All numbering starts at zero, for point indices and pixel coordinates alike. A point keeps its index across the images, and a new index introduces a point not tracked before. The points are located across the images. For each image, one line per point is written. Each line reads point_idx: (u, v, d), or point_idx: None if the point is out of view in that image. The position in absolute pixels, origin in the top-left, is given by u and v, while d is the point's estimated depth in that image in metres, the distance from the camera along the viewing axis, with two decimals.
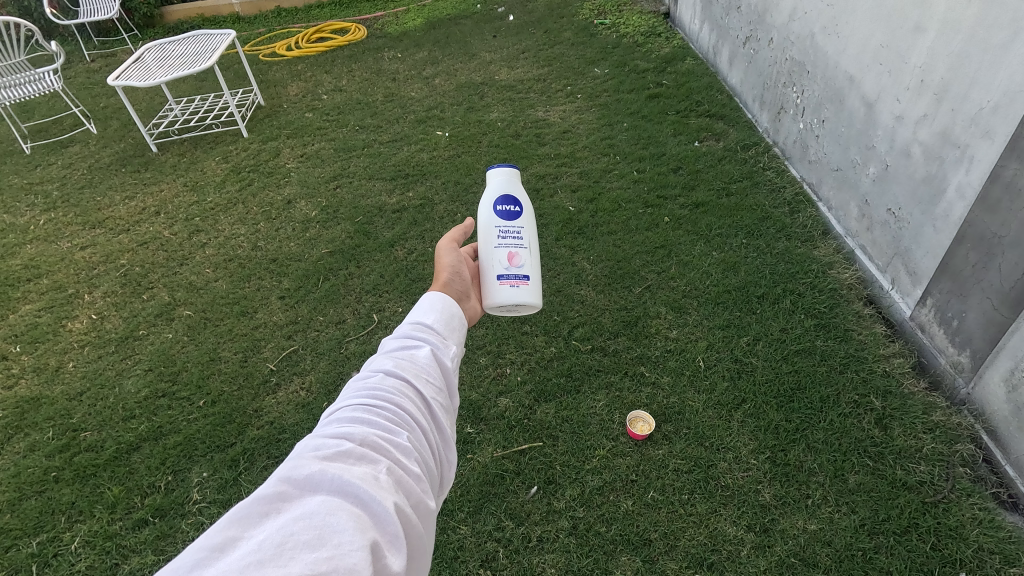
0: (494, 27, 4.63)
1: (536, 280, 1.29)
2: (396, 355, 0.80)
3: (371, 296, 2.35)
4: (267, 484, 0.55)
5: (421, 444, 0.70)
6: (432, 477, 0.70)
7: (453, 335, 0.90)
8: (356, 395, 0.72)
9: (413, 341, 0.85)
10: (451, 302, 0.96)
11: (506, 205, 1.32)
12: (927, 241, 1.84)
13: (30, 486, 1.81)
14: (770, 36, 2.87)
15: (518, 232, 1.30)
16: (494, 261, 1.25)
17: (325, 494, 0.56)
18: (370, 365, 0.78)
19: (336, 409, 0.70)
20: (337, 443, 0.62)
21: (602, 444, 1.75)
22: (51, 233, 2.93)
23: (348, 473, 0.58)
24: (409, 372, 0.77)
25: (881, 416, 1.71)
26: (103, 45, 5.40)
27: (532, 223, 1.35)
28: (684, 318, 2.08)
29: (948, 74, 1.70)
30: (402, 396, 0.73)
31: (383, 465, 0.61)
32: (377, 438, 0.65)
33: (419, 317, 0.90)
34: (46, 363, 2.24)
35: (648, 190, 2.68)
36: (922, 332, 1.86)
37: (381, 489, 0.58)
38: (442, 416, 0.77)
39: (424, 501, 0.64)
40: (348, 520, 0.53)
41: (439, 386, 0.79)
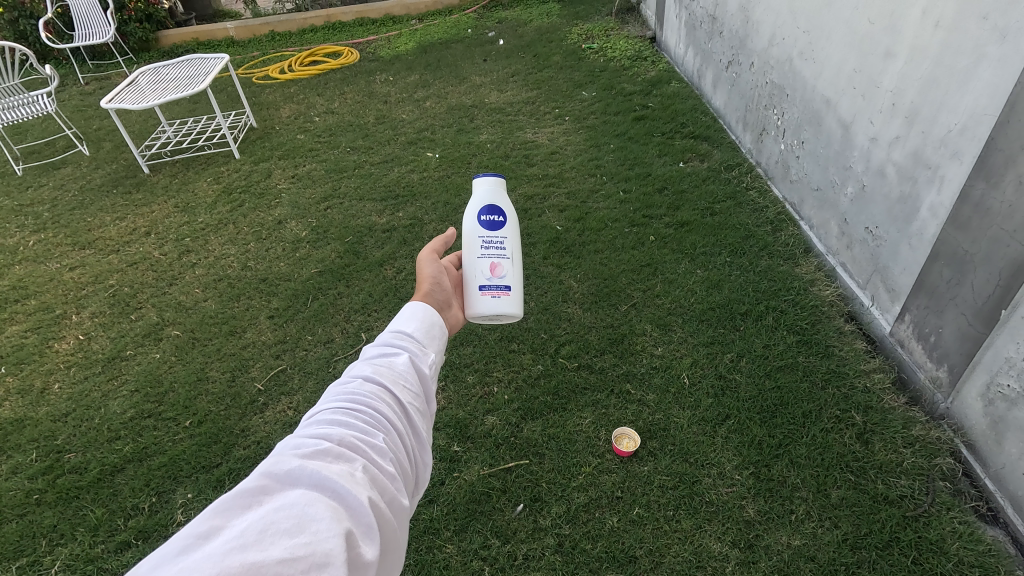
0: (484, 52, 4.73)
1: (517, 290, 1.32)
2: (375, 362, 0.82)
3: (360, 316, 2.36)
4: (248, 477, 0.56)
5: (396, 446, 0.72)
6: (406, 478, 0.72)
7: (432, 344, 0.92)
8: (335, 399, 0.73)
9: (392, 348, 0.86)
10: (432, 311, 0.98)
11: (491, 215, 1.34)
12: (904, 257, 1.89)
13: (11, 509, 1.80)
14: (751, 61, 2.96)
15: (501, 243, 1.32)
16: (477, 271, 1.28)
17: (304, 488, 0.57)
18: (350, 370, 0.80)
19: (314, 413, 0.71)
20: (316, 442, 0.63)
21: (588, 462, 1.76)
22: (40, 254, 2.94)
23: (327, 469, 0.59)
24: (387, 378, 0.78)
25: (862, 431, 1.74)
26: (97, 68, 5.46)
27: (515, 233, 1.37)
28: (669, 335, 2.11)
29: (917, 97, 1.76)
30: (379, 400, 0.74)
31: (360, 463, 0.63)
32: (355, 438, 0.66)
33: (398, 326, 0.92)
34: (31, 384, 2.23)
35: (634, 209, 2.73)
36: (902, 347, 1.90)
37: (357, 484, 0.60)
38: (418, 420, 0.79)
39: (398, 499, 0.66)
40: (326, 511, 0.55)
41: (417, 392, 0.80)
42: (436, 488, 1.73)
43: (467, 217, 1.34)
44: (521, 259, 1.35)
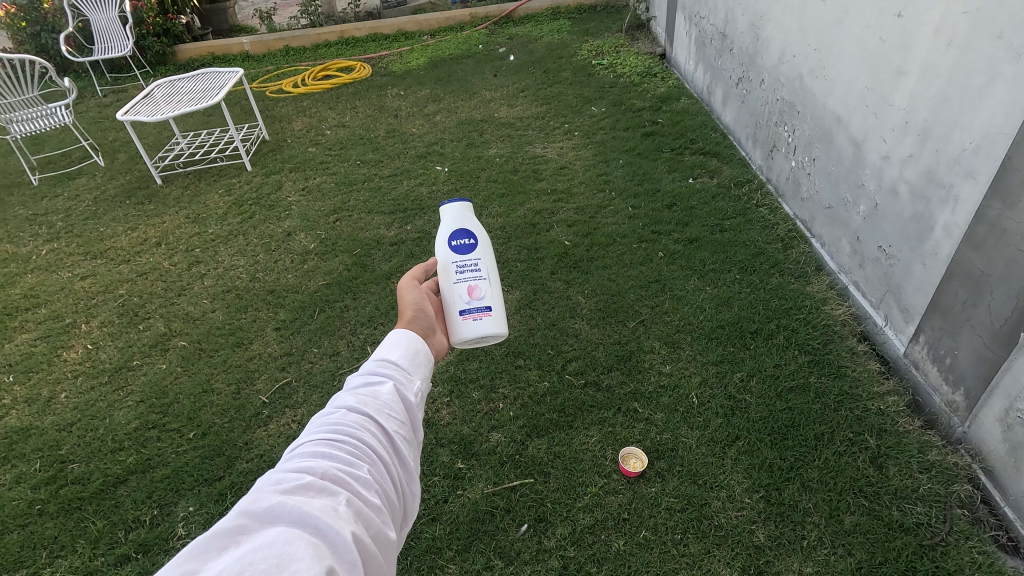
0: (494, 67, 4.77)
1: (499, 311, 1.30)
2: (359, 391, 0.81)
3: (366, 329, 2.36)
4: (225, 517, 0.55)
5: (382, 477, 0.71)
6: (392, 510, 0.70)
7: (419, 371, 0.91)
8: (318, 430, 0.72)
9: (376, 376, 0.85)
10: (417, 337, 0.97)
11: (461, 238, 1.33)
12: (917, 278, 1.85)
13: (14, 519, 1.79)
14: (761, 77, 2.95)
15: (475, 265, 1.31)
16: (455, 297, 1.27)
17: (284, 525, 0.55)
18: (333, 401, 0.78)
19: (297, 445, 0.70)
20: (296, 478, 0.61)
21: (594, 481, 1.72)
22: (52, 263, 2.97)
23: (308, 505, 0.58)
24: (371, 408, 0.77)
25: (876, 454, 1.70)
26: (115, 81, 5.57)
27: (489, 252, 1.35)
28: (678, 353, 2.08)
29: (930, 115, 1.74)
30: (364, 431, 0.73)
31: (342, 497, 0.61)
32: (337, 472, 0.65)
33: (383, 354, 0.91)
34: (38, 393, 2.23)
35: (642, 225, 2.72)
36: (917, 369, 1.86)
37: (340, 519, 0.58)
38: (405, 449, 0.77)
39: (383, 533, 0.64)
40: (306, 549, 0.53)
41: (402, 420, 0.79)
42: (439, 506, 1.71)
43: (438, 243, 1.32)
44: (499, 277, 1.34)
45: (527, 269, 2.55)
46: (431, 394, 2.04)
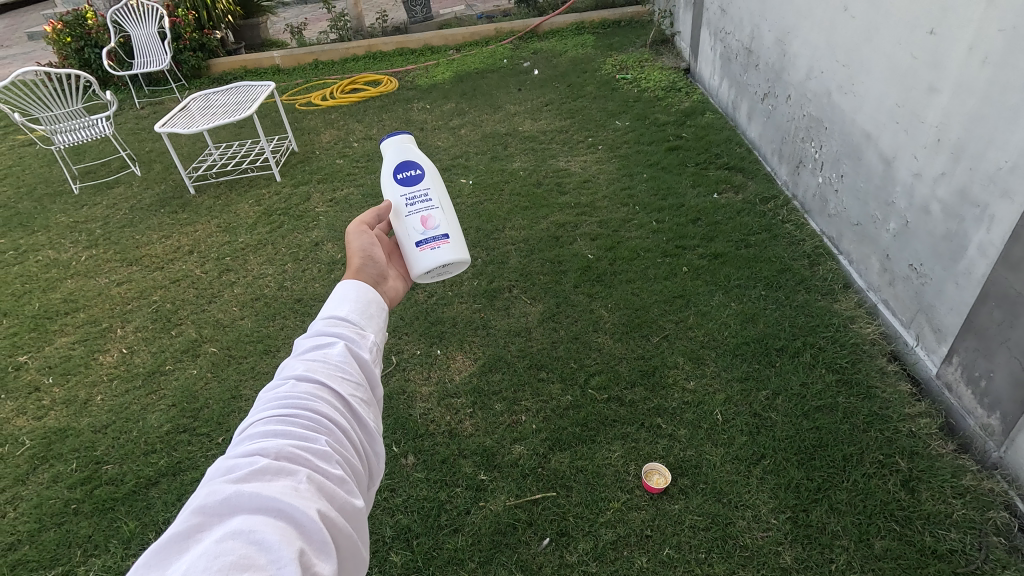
0: (519, 81, 4.83)
1: (455, 238, 1.34)
2: (309, 355, 0.79)
3: (391, 338, 2.39)
4: (178, 519, 0.54)
5: (342, 444, 0.71)
6: (356, 476, 0.71)
7: (372, 322, 0.90)
8: (267, 407, 0.70)
9: (325, 335, 0.83)
10: (368, 286, 0.95)
11: (405, 169, 1.36)
12: (950, 297, 1.82)
13: (51, 517, 1.85)
14: (788, 93, 2.94)
15: (425, 194, 1.34)
16: (410, 229, 1.30)
17: (243, 514, 0.55)
18: (282, 370, 0.76)
19: (248, 425, 0.69)
20: (248, 464, 0.61)
21: (616, 497, 1.72)
22: (90, 270, 3.07)
23: (266, 490, 0.57)
24: (324, 372, 0.76)
25: (908, 478, 1.66)
26: (152, 94, 5.77)
27: (438, 183, 1.38)
28: (702, 369, 2.06)
29: (963, 133, 1.72)
30: (318, 399, 0.72)
31: (301, 474, 0.61)
32: (293, 448, 0.64)
33: (332, 308, 0.89)
34: (75, 395, 2.31)
35: (666, 239, 2.71)
36: (950, 391, 1.82)
37: (303, 499, 0.59)
38: (364, 410, 0.77)
39: (349, 502, 0.66)
40: (271, 537, 0.54)
41: (357, 381, 0.78)
42: (461, 517, 1.72)
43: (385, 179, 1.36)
44: (451, 206, 1.37)
45: (550, 281, 2.56)
46: (454, 404, 2.06)
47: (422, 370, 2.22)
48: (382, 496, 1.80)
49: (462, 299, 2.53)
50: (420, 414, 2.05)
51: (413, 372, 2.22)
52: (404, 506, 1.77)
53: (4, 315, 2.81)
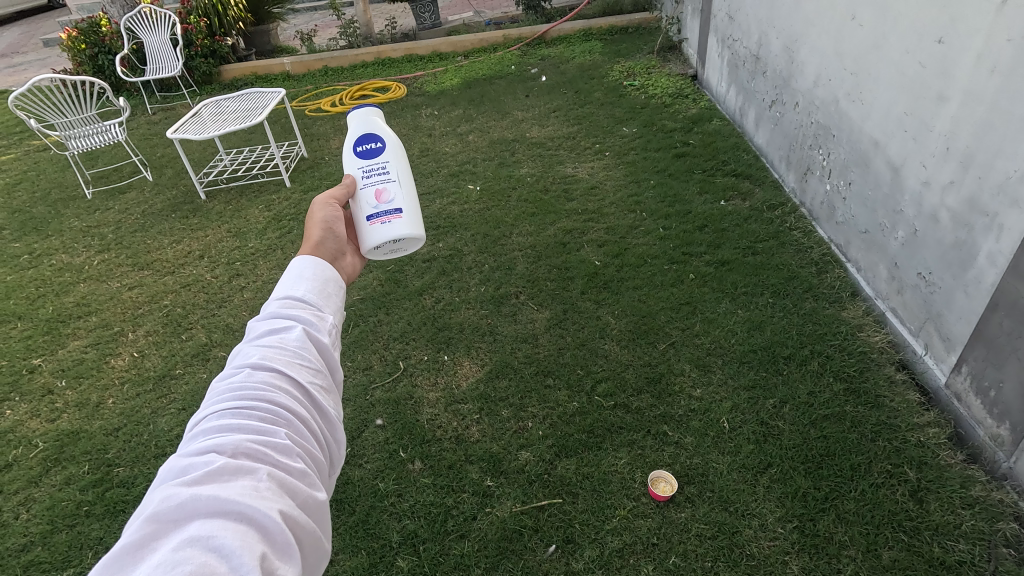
0: (526, 88, 4.85)
1: (409, 214, 1.34)
2: (263, 342, 0.78)
3: (398, 343, 2.40)
4: (133, 528, 0.53)
5: (300, 435, 0.71)
6: (317, 467, 0.71)
7: (329, 303, 0.89)
8: (221, 400, 0.69)
9: (279, 320, 0.82)
10: (324, 265, 0.94)
11: (366, 142, 1.37)
12: (959, 306, 1.81)
13: (63, 519, 1.87)
14: (795, 100, 2.94)
15: (383, 167, 1.35)
16: (363, 201, 1.30)
17: (200, 518, 0.55)
18: (236, 360, 0.75)
19: (201, 419, 0.68)
20: (203, 464, 0.60)
21: (623, 504, 1.72)
22: (103, 274, 3.12)
23: (225, 492, 0.57)
24: (280, 361, 0.75)
25: (916, 488, 1.65)
26: (164, 99, 5.84)
27: (399, 158, 1.40)
28: (709, 376, 2.06)
29: (972, 142, 1.72)
30: (274, 390, 0.72)
31: (261, 470, 0.61)
32: (251, 443, 0.64)
33: (286, 290, 0.87)
34: (88, 398, 2.34)
35: (673, 246, 2.72)
36: (959, 401, 1.81)
37: (263, 499, 0.58)
38: (323, 397, 0.77)
39: (311, 495, 0.66)
40: (233, 539, 0.54)
41: (315, 368, 0.78)
42: (468, 523, 1.73)
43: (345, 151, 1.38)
44: (409, 182, 1.38)
45: (557, 288, 2.57)
46: (461, 410, 2.07)
47: (429, 375, 2.23)
48: (389, 501, 1.81)
49: (469, 305, 2.54)
50: (427, 419, 2.06)
51: (421, 377, 2.23)
52: (411, 512, 1.78)
53: (18, 319, 2.85)
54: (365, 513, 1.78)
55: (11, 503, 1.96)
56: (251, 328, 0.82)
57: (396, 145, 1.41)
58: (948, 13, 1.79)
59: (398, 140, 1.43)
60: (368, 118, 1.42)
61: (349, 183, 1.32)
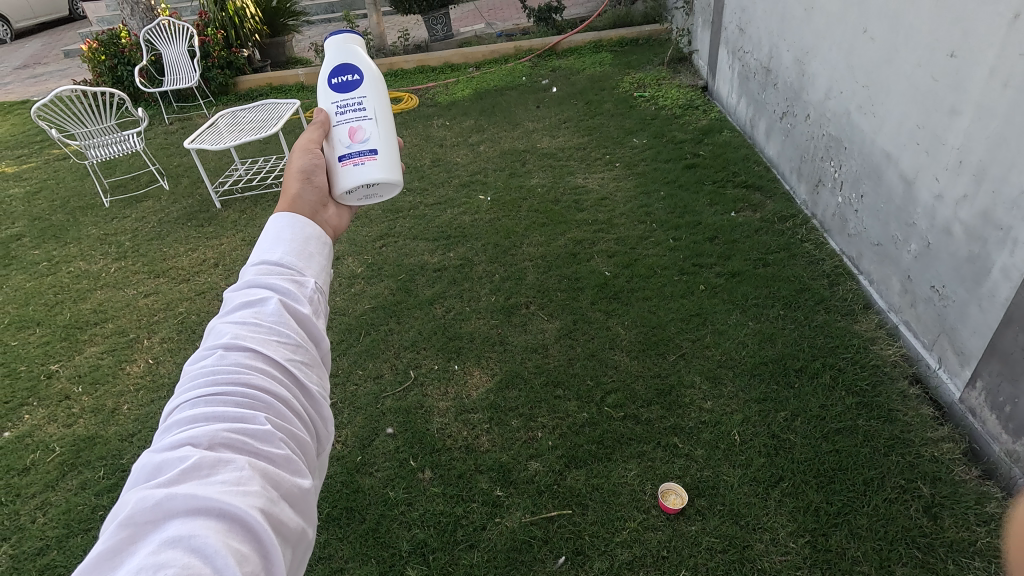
0: (537, 99, 4.89)
1: (386, 155, 1.23)
2: (238, 318, 0.71)
3: (409, 352, 2.42)
4: (103, 536, 0.48)
5: (283, 418, 0.65)
6: (304, 451, 0.65)
7: (309, 266, 0.83)
8: (194, 386, 0.63)
9: (254, 292, 0.75)
10: (303, 224, 0.87)
11: (341, 75, 1.26)
12: (973, 320, 1.80)
13: (78, 523, 1.90)
14: (806, 112, 2.94)
15: (359, 103, 1.24)
16: (336, 140, 1.20)
17: (179, 518, 0.49)
18: (210, 339, 0.69)
19: (173, 409, 0.62)
20: (177, 459, 0.54)
21: (633, 516, 1.71)
22: (120, 281, 3.17)
23: (203, 489, 0.51)
24: (255, 339, 0.69)
25: (930, 504, 1.64)
26: (181, 110, 5.95)
27: (377, 90, 1.28)
28: (719, 389, 2.06)
29: (985, 155, 1.72)
30: (251, 371, 0.65)
31: (239, 461, 0.55)
32: (228, 432, 0.58)
33: (262, 257, 0.80)
34: (104, 404, 2.37)
35: (683, 257, 2.72)
36: (973, 416, 1.79)
37: (246, 494, 0.53)
38: (305, 374, 0.71)
39: (297, 484, 0.60)
40: (214, 540, 0.48)
41: (295, 343, 0.72)
42: (477, 533, 1.73)
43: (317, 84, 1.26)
44: (386, 119, 1.27)
45: (567, 298, 2.58)
46: (471, 419, 2.08)
47: (439, 385, 2.25)
48: (399, 509, 1.82)
49: (479, 315, 2.55)
50: (437, 428, 2.07)
51: (431, 387, 2.24)
52: (421, 520, 1.78)
53: (37, 325, 2.90)
54: (375, 522, 1.79)
55: (27, 507, 1.99)
56: (226, 301, 0.76)
57: (375, 78, 1.29)
58: (961, 27, 1.79)
59: (378, 73, 1.31)
60: (342, 46, 1.28)
61: (322, 120, 1.22)
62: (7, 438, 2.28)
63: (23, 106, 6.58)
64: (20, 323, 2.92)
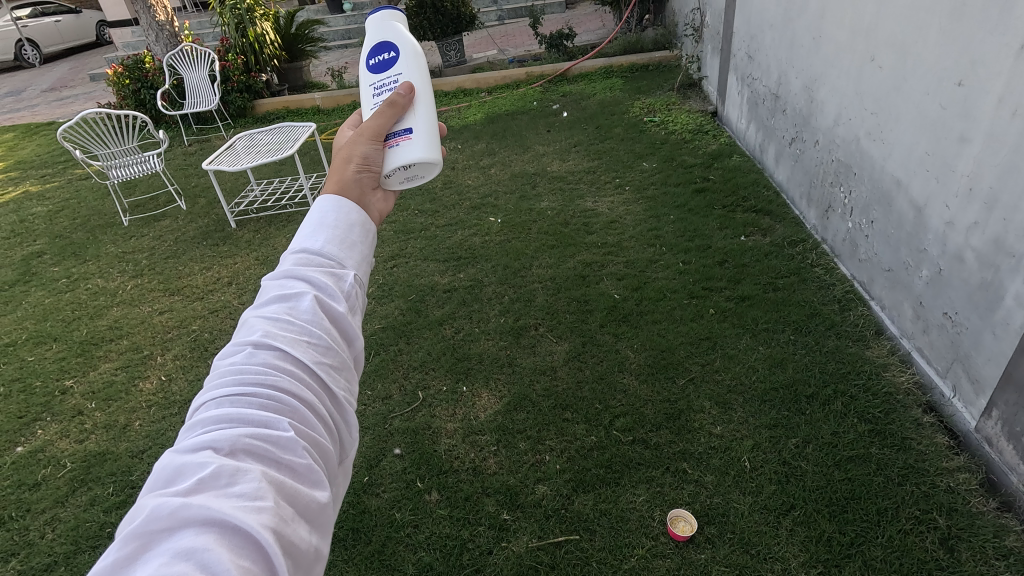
0: (548, 123, 4.96)
1: (422, 131, 1.16)
2: (272, 312, 0.72)
3: (418, 373, 2.43)
4: (119, 543, 0.48)
5: (307, 424, 0.65)
6: (326, 459, 0.66)
7: (349, 255, 0.83)
8: (221, 385, 0.64)
9: (290, 284, 0.76)
10: (348, 207, 0.87)
11: (378, 56, 1.27)
12: (988, 347, 1.78)
13: (86, 540, 1.91)
14: (815, 138, 2.96)
15: (393, 82, 1.23)
16: None
17: (193, 528, 0.49)
18: (242, 335, 0.70)
19: (202, 406, 0.63)
20: (196, 463, 0.55)
21: (641, 543, 1.69)
22: (136, 298, 3.23)
23: (218, 503, 0.51)
24: (285, 338, 0.69)
25: (947, 536, 1.60)
26: (200, 132, 6.11)
27: (414, 67, 1.25)
28: (729, 414, 2.04)
29: (996, 183, 1.72)
30: (278, 373, 0.66)
31: (256, 471, 0.56)
32: (250, 438, 0.59)
33: (303, 245, 0.81)
34: (116, 420, 2.40)
35: (693, 281, 2.72)
36: (990, 445, 1.76)
37: (260, 510, 0.53)
38: (332, 378, 0.71)
39: (314, 498, 0.60)
40: (223, 557, 0.48)
41: (326, 345, 0.72)
42: (483, 557, 1.72)
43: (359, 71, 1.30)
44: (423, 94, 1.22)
45: (576, 321, 2.58)
46: (478, 442, 2.08)
47: (448, 406, 2.24)
48: (405, 531, 1.81)
49: (488, 336, 2.56)
50: (445, 450, 2.07)
51: (439, 408, 2.24)
52: (426, 543, 1.77)
53: (53, 340, 2.95)
54: (381, 544, 1.78)
55: (37, 522, 2.00)
56: (262, 290, 0.77)
57: (414, 54, 1.28)
58: (969, 56, 1.81)
59: (416, 51, 1.28)
60: (381, 27, 1.31)
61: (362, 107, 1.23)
62: (20, 452, 2.31)
63: (49, 127, 6.79)
64: (38, 339, 2.98)
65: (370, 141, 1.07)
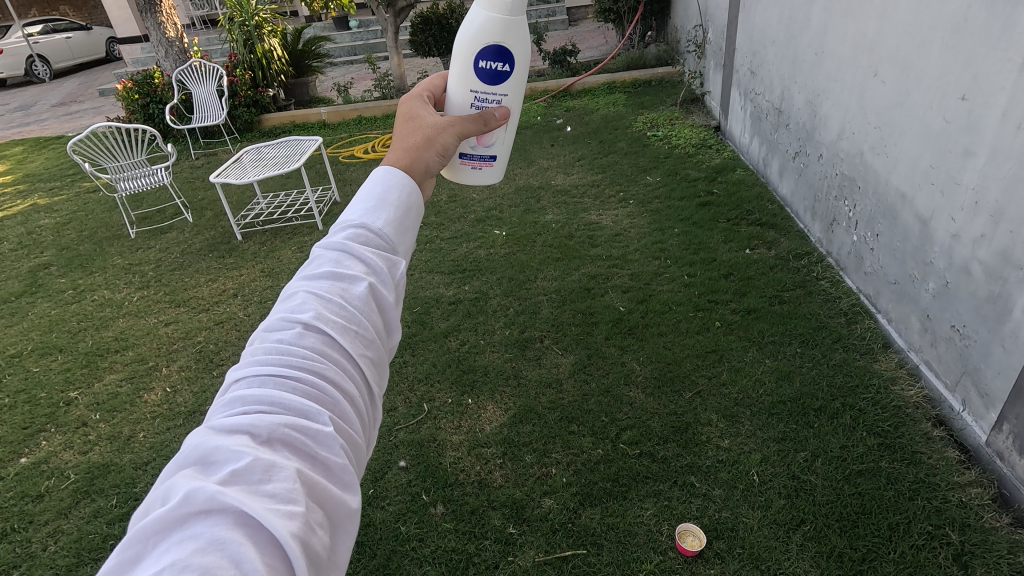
0: (552, 138, 5.01)
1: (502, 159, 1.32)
2: (323, 290, 0.73)
3: (423, 385, 2.42)
4: (151, 523, 0.48)
5: (345, 418, 0.65)
6: (357, 457, 0.65)
7: (401, 243, 0.83)
8: (267, 363, 0.64)
9: (344, 264, 0.77)
10: (410, 190, 0.87)
11: (491, 62, 1.21)
12: (996, 361, 1.77)
13: (89, 552, 1.90)
14: (819, 151, 2.98)
15: (496, 101, 1.24)
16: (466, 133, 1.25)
17: (225, 521, 0.49)
18: (291, 309, 0.70)
19: (245, 380, 0.63)
20: (234, 448, 0.55)
21: (649, 558, 1.67)
22: (141, 310, 3.24)
23: (251, 499, 0.50)
24: (335, 324, 0.69)
25: (960, 552, 1.58)
26: (207, 146, 6.17)
27: (517, 87, 1.26)
28: (737, 427, 2.03)
29: (1001, 196, 1.72)
30: (323, 362, 0.66)
31: (291, 468, 0.55)
32: (288, 428, 0.58)
33: (362, 221, 0.81)
34: (120, 431, 2.39)
35: (698, 293, 2.72)
36: (1002, 460, 1.74)
37: (292, 513, 0.52)
38: (371, 374, 0.71)
39: (345, 501, 0.59)
40: (250, 557, 0.48)
41: (369, 338, 0.72)
42: (489, 572, 1.70)
43: (464, 59, 1.22)
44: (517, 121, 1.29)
45: (582, 333, 2.58)
46: (484, 454, 2.07)
47: (452, 419, 2.23)
48: (411, 545, 1.79)
49: (494, 348, 2.56)
50: (450, 462, 2.06)
51: (444, 420, 2.23)
52: (432, 557, 1.75)
53: (59, 351, 2.96)
54: (386, 557, 1.76)
55: (40, 534, 1.99)
56: (314, 262, 0.77)
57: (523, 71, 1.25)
58: (971, 71, 1.83)
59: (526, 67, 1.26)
60: (504, 25, 1.20)
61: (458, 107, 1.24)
62: (23, 464, 2.30)
63: (58, 141, 6.87)
64: (43, 350, 2.98)
65: (457, 135, 1.03)
